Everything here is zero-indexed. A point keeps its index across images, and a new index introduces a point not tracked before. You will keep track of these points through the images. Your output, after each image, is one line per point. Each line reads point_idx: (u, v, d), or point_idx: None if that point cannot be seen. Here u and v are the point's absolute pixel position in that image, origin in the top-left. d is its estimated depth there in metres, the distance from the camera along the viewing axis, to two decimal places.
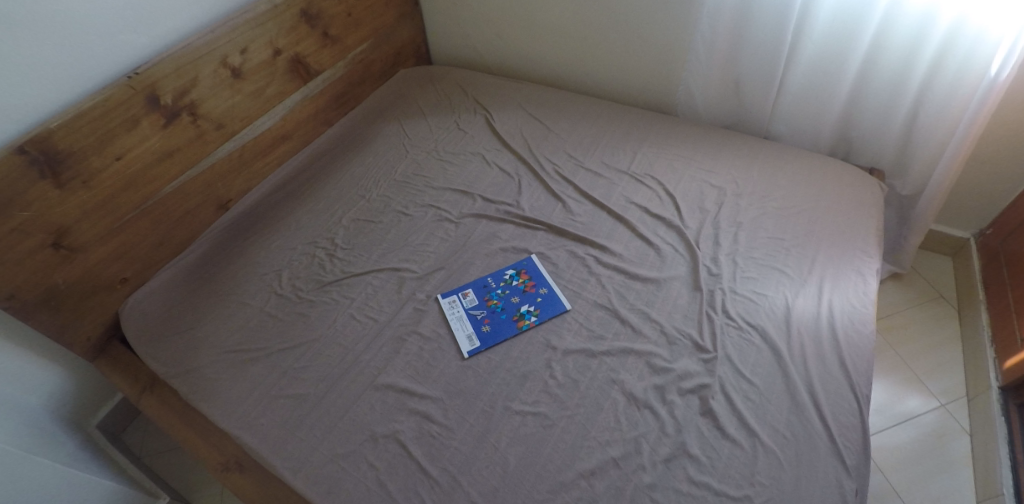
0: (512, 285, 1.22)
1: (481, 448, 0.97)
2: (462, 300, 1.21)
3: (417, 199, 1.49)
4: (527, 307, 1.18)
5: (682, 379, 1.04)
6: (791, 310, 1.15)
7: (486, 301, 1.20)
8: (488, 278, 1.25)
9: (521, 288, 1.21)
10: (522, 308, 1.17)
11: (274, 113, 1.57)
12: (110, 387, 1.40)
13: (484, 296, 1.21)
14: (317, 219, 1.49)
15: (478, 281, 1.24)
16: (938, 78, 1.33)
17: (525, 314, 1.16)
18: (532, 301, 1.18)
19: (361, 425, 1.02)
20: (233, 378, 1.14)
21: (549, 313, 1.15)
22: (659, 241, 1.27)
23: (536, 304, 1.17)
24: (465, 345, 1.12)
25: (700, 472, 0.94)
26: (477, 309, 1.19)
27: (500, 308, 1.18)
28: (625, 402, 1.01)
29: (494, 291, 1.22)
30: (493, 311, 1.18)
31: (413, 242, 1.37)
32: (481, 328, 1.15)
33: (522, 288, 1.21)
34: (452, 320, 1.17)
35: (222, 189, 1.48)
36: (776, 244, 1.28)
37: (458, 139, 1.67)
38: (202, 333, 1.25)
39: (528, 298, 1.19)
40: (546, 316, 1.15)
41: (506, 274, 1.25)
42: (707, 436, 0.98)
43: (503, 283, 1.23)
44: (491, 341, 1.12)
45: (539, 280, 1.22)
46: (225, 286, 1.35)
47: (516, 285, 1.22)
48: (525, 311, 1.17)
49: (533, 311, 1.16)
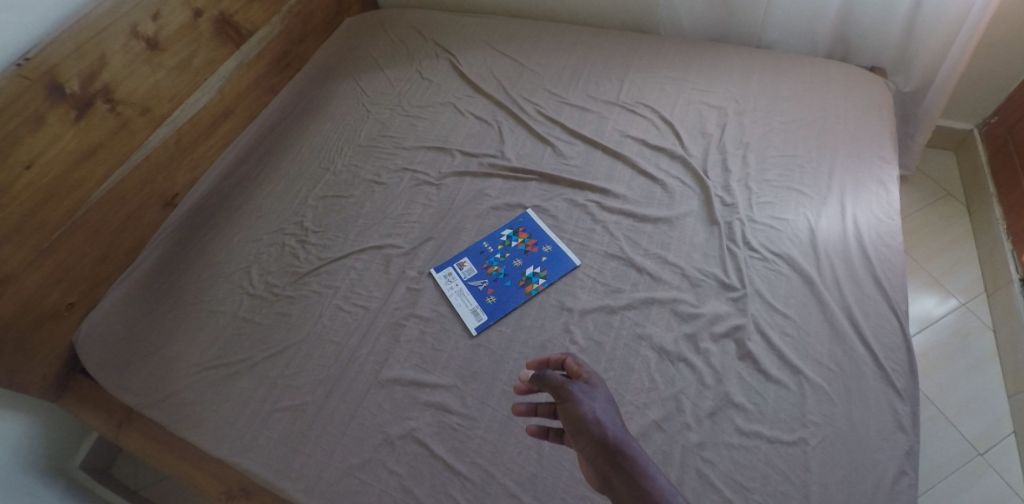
0: (512, 247, 1.10)
1: (510, 433, 0.88)
2: (459, 272, 1.09)
3: (388, 164, 1.33)
4: (533, 268, 1.06)
5: (714, 323, 0.95)
6: (815, 231, 1.06)
7: (486, 269, 1.08)
8: (483, 243, 1.12)
9: (522, 249, 1.09)
10: (527, 271, 1.06)
11: (207, 87, 1.36)
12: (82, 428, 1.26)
13: (483, 263, 1.09)
14: (279, 203, 1.33)
15: (473, 248, 1.12)
16: None
17: (531, 277, 1.05)
18: (537, 261, 1.06)
19: (372, 428, 0.92)
20: (217, 397, 1.02)
21: (558, 272, 1.04)
22: (664, 175, 1.15)
23: (542, 265, 1.06)
24: (472, 321, 1.01)
25: (749, 422, 0.87)
26: (477, 279, 1.07)
27: (503, 274, 1.07)
28: (657, 358, 0.92)
29: (493, 256, 1.10)
30: (495, 280, 1.06)
31: (392, 214, 1.22)
32: (486, 300, 1.04)
33: (523, 249, 1.09)
34: (452, 295, 1.05)
35: (164, 184, 1.29)
36: (789, 161, 1.17)
37: (422, 90, 1.49)
38: (174, 352, 1.11)
39: (531, 259, 1.07)
40: (555, 276, 1.03)
41: (502, 235, 1.12)
42: (749, 381, 0.90)
43: (501, 246, 1.11)
44: (499, 313, 1.01)
45: (540, 237, 1.10)
46: (190, 294, 1.20)
47: (516, 247, 1.10)
48: (531, 274, 1.05)
49: (539, 272, 1.05)
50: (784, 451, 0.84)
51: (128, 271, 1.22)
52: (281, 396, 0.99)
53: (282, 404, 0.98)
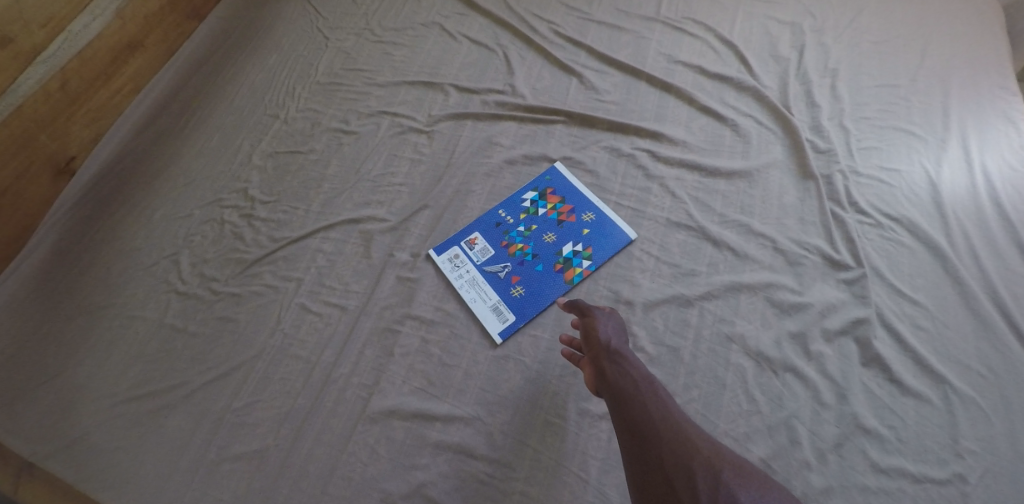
0: (539, 217, 0.82)
1: (562, 486, 0.62)
2: (470, 253, 0.80)
3: (359, 106, 1.00)
4: (572, 246, 0.78)
5: (825, 315, 0.70)
6: (938, 185, 0.80)
7: (507, 248, 0.80)
8: (499, 211, 0.83)
9: (555, 219, 0.81)
10: (565, 250, 0.78)
11: (100, 7, 0.98)
12: None
13: (502, 240, 0.81)
14: (216, 163, 0.99)
15: (486, 219, 0.83)
16: None
17: (571, 259, 0.77)
18: (577, 236, 0.79)
19: (361, 484, 0.65)
20: (141, 441, 0.73)
21: (608, 249, 0.76)
22: (732, 113, 0.87)
23: (586, 240, 0.78)
24: (494, 325, 0.74)
25: (885, 454, 0.63)
26: (497, 263, 0.79)
27: (532, 255, 0.79)
28: (755, 368, 0.67)
29: (515, 230, 0.81)
30: (521, 263, 0.78)
31: (369, 174, 0.91)
32: (512, 293, 0.76)
33: (556, 219, 0.81)
34: (464, 287, 0.78)
35: (53, 144, 0.94)
36: (890, 93, 0.90)
37: (396, 8, 1.14)
38: (82, 378, 0.80)
39: (569, 233, 0.79)
40: (604, 255, 0.76)
41: (525, 200, 0.83)
42: (878, 395, 0.66)
43: (524, 215, 0.82)
44: (532, 312, 0.74)
45: (577, 203, 0.81)
46: (100, 295, 0.88)
47: (545, 216, 0.81)
48: (571, 253, 0.78)
49: (582, 251, 0.77)
50: (936, 495, 0.60)
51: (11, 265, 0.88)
52: (231, 439, 0.71)
53: (234, 451, 0.70)
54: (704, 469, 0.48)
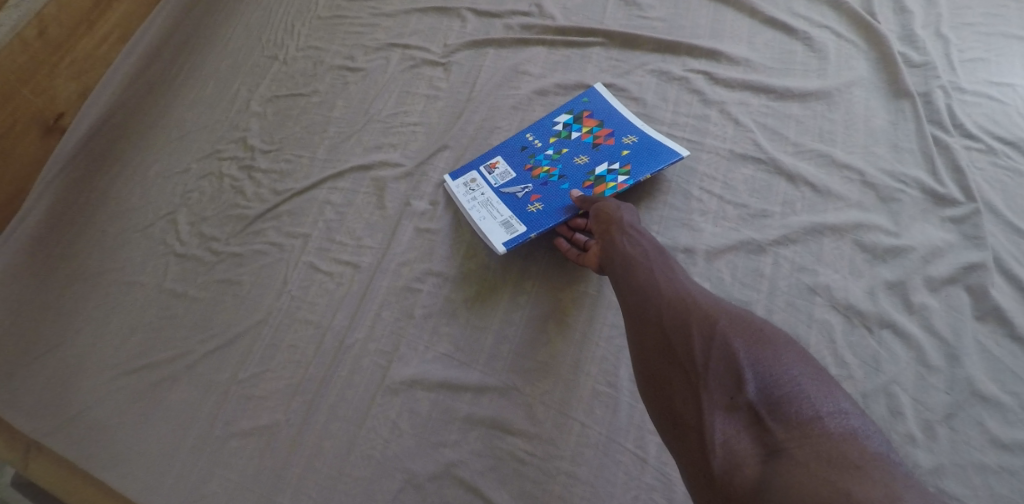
0: (572, 140, 0.69)
1: (614, 466, 0.53)
2: (489, 178, 0.68)
3: (366, 39, 0.88)
4: (608, 166, 0.66)
5: (929, 260, 0.58)
6: None
7: (531, 172, 0.68)
8: (526, 135, 0.71)
9: (590, 142, 0.68)
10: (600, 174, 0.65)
11: None
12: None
13: (526, 163, 0.69)
14: (212, 112, 0.90)
15: (509, 143, 0.71)
16: None
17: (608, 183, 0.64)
18: (615, 157, 0.66)
19: (382, 464, 0.57)
20: (142, 418, 0.66)
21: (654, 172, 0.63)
22: (804, 25, 0.74)
23: (625, 160, 0.65)
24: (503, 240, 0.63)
25: (1012, 426, 0.51)
26: (518, 187, 0.67)
27: (559, 176, 0.67)
28: (844, 325, 0.56)
29: (542, 153, 0.69)
30: (545, 184, 0.66)
31: (379, 113, 0.80)
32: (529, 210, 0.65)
33: (591, 143, 0.68)
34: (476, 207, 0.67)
35: (37, 99, 0.85)
36: None
37: None
38: (80, 350, 0.73)
39: (606, 158, 0.66)
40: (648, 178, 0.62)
41: (556, 123, 0.71)
42: (999, 354, 0.54)
43: (554, 139, 0.70)
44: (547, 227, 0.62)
45: (618, 126, 0.68)
46: (96, 260, 0.81)
47: (579, 140, 0.69)
48: (606, 173, 0.65)
49: (621, 175, 0.64)
50: None
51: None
52: (239, 414, 0.63)
53: (242, 427, 0.62)
54: (699, 320, 0.42)
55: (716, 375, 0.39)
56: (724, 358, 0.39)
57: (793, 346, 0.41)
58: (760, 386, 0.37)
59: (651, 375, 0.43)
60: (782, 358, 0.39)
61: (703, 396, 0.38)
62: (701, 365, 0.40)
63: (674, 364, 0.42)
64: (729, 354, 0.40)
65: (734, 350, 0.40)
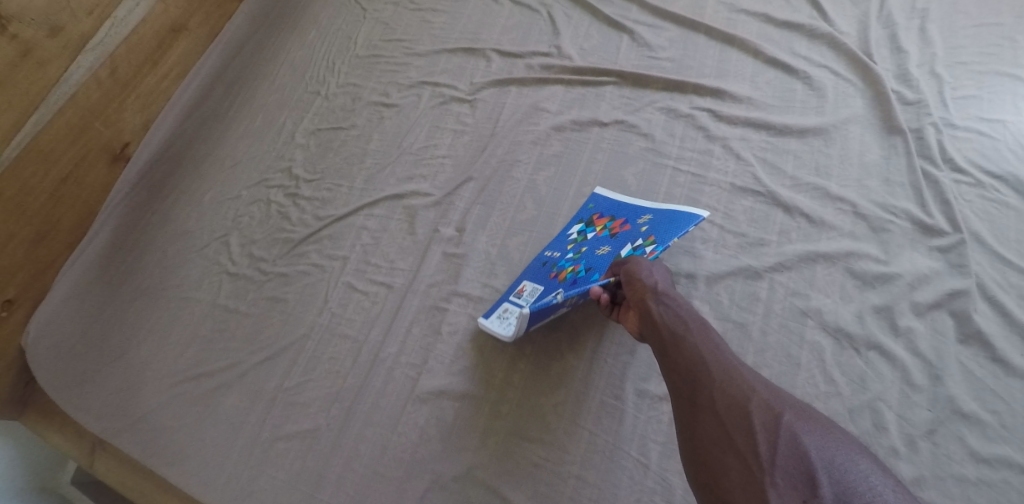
0: (589, 239, 0.68)
1: (619, 472, 0.59)
2: (518, 304, 0.67)
3: (399, 77, 0.97)
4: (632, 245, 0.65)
5: (916, 287, 0.63)
6: None
7: (557, 278, 0.66)
8: (545, 252, 0.71)
9: (608, 236, 0.68)
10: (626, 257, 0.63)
11: None
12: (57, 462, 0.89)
13: (550, 274, 0.67)
14: (260, 144, 0.99)
15: (531, 264, 0.70)
16: None
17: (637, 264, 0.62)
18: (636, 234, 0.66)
19: (412, 465, 0.64)
20: (200, 420, 0.74)
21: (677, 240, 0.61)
22: (803, 64, 0.79)
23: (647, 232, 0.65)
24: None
25: (989, 442, 0.56)
26: (547, 295, 0.64)
27: (586, 273, 0.65)
28: (834, 347, 0.61)
29: (563, 260, 0.68)
30: (574, 283, 0.64)
31: (411, 146, 0.88)
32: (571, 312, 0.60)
33: (609, 235, 0.68)
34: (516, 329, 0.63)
35: (107, 132, 0.98)
36: (991, 34, 0.80)
37: None
38: (144, 359, 0.82)
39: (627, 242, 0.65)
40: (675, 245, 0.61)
41: (571, 232, 0.71)
42: (980, 376, 0.59)
43: (572, 245, 0.69)
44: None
45: (628, 212, 0.69)
46: (157, 277, 0.90)
47: (596, 238, 0.68)
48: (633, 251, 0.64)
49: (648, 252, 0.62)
50: None
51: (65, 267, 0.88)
52: (285, 418, 0.71)
53: (288, 430, 0.70)
54: (761, 407, 0.44)
55: (784, 473, 0.40)
56: (792, 457, 0.40)
57: (860, 450, 0.42)
58: (834, 490, 0.38)
59: (709, 462, 0.43)
60: (853, 461, 0.40)
61: (773, 495, 0.39)
62: (766, 460, 0.41)
63: (736, 456, 0.42)
64: (798, 453, 0.41)
65: (804, 450, 0.41)
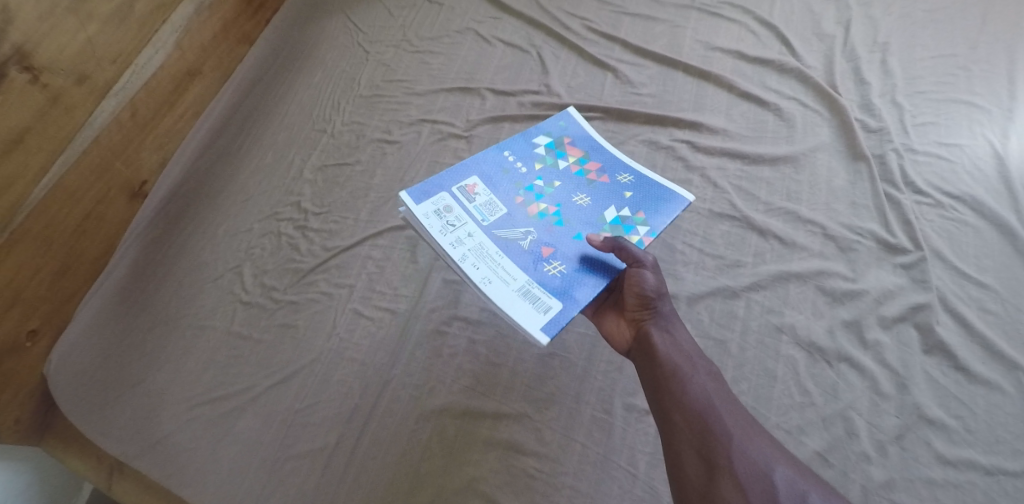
0: (563, 173, 0.77)
1: (609, 482, 0.63)
2: (475, 209, 0.69)
3: (400, 115, 1.04)
4: (617, 212, 0.72)
5: (882, 302, 0.67)
6: (1004, 160, 0.76)
7: (524, 204, 0.72)
8: (506, 158, 0.77)
9: (582, 178, 0.76)
10: (606, 213, 0.72)
11: (161, 40, 1.11)
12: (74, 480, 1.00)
13: (517, 197, 0.73)
14: (270, 180, 1.05)
15: (489, 165, 0.76)
16: None
17: (616, 224, 0.71)
18: (619, 200, 0.74)
19: (417, 480, 0.68)
20: (216, 441, 0.78)
21: (659, 211, 0.71)
22: (774, 97, 0.86)
23: (633, 203, 0.73)
24: (538, 317, 0.59)
25: (954, 446, 0.60)
26: (515, 223, 0.69)
27: (558, 213, 0.71)
28: (806, 360, 0.65)
29: (530, 183, 0.74)
30: (547, 222, 0.70)
31: (412, 180, 0.94)
32: (549, 271, 0.64)
33: (583, 177, 0.76)
34: (471, 250, 0.65)
35: (126, 170, 1.05)
36: (946, 66, 0.86)
37: (432, 19, 1.19)
38: (161, 385, 0.87)
39: (602, 195, 0.74)
40: (657, 217, 0.71)
41: (537, 148, 0.79)
42: (944, 385, 0.63)
43: (540, 169, 0.77)
44: (582, 296, 0.61)
45: (605, 162, 0.79)
46: (173, 307, 0.95)
47: (568, 171, 0.77)
48: (617, 218, 0.71)
49: (629, 216, 0.71)
50: (1013, 487, 0.57)
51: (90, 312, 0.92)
52: (296, 439, 0.75)
53: (299, 449, 0.74)
54: (773, 467, 0.48)
55: None
56: None
57: None
58: None
59: None
60: None
61: None
62: None
63: None
64: None
65: None
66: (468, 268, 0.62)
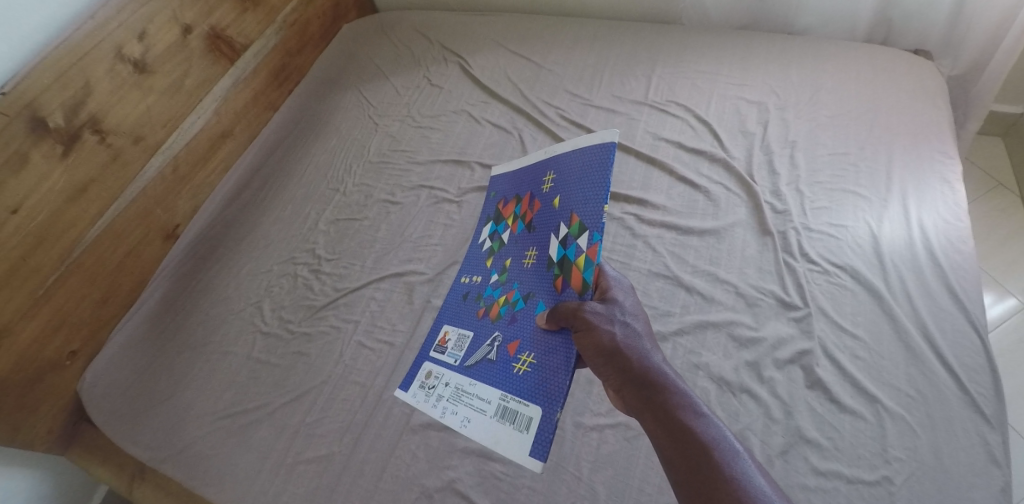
0: (513, 246, 0.87)
1: (561, 483, 0.80)
2: (448, 359, 0.84)
3: (404, 180, 1.25)
4: (558, 237, 0.76)
5: (777, 348, 0.87)
6: (879, 238, 0.96)
7: (489, 315, 0.83)
8: (472, 279, 0.92)
9: (525, 230, 0.85)
10: (552, 248, 0.76)
11: (203, 108, 1.30)
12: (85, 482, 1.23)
13: (480, 314, 0.85)
14: (289, 229, 1.24)
15: (457, 296, 0.93)
16: None
17: (560, 251, 0.74)
18: (555, 213, 0.78)
19: (407, 480, 0.84)
20: (235, 449, 0.93)
21: (585, 197, 0.73)
22: (705, 182, 1.07)
23: (567, 209, 0.75)
24: (523, 435, 0.68)
25: (826, 460, 0.78)
26: (483, 348, 0.80)
27: (516, 298, 0.80)
28: (717, 390, 0.84)
29: (490, 285, 0.87)
30: (507, 322, 0.79)
31: (412, 235, 1.14)
32: (517, 371, 0.72)
33: (525, 227, 0.85)
34: (449, 399, 0.80)
35: (164, 215, 1.23)
36: (841, 161, 1.06)
37: (432, 99, 1.41)
38: (186, 401, 1.02)
39: (545, 230, 0.79)
40: (583, 210, 0.72)
41: (488, 240, 0.94)
42: (821, 412, 0.82)
43: (495, 260, 0.89)
44: (546, 393, 0.68)
45: (538, 193, 0.85)
46: (198, 335, 1.11)
47: (518, 236, 0.87)
48: (562, 247, 0.74)
49: (566, 228, 0.74)
50: (867, 492, 0.75)
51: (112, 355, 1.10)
52: (305, 446, 0.91)
53: (307, 456, 0.90)
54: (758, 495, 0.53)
55: None
56: None
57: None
58: None
59: None
60: None
61: None
62: None
63: None
64: None
65: None
66: (450, 418, 0.77)
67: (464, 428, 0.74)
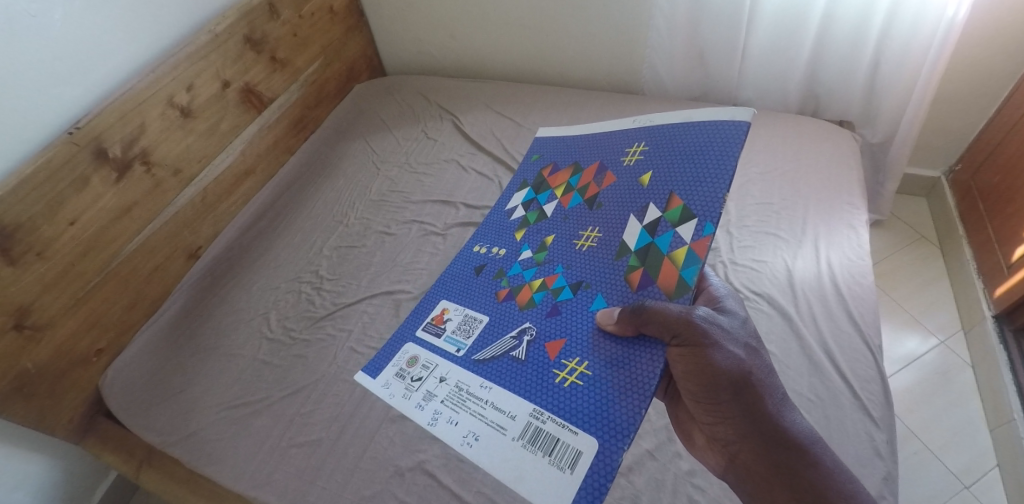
0: (562, 221, 0.92)
1: None
2: (457, 347, 0.84)
3: (398, 216, 1.46)
4: (648, 222, 0.78)
5: None
6: (792, 272, 1.15)
7: (519, 302, 0.85)
8: (496, 253, 0.97)
9: (586, 200, 0.91)
10: (635, 229, 0.79)
11: (232, 148, 1.51)
12: (91, 475, 1.36)
13: (501, 297, 0.88)
14: (297, 253, 1.43)
15: (472, 267, 0.98)
16: (892, 38, 1.38)
17: (648, 237, 0.76)
18: (643, 190, 0.82)
19: (383, 461, 0.98)
20: (237, 435, 1.07)
21: (698, 178, 0.74)
22: None
23: (664, 188, 0.78)
24: (569, 474, 0.67)
25: None
26: (507, 343, 0.80)
27: (559, 285, 0.83)
28: None
29: (518, 265, 0.91)
30: (547, 315, 0.81)
31: (402, 261, 1.33)
32: (563, 382, 0.73)
33: (584, 197, 0.92)
34: (449, 402, 0.79)
35: (189, 237, 1.42)
36: (766, 209, 1.27)
37: (428, 150, 1.64)
38: (196, 395, 1.16)
39: (625, 203, 0.83)
40: (688, 195, 0.74)
41: (533, 206, 1.01)
42: None
43: (529, 233, 0.96)
44: (602, 421, 0.68)
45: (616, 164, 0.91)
46: (211, 340, 1.26)
47: (575, 203, 0.92)
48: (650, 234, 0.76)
49: (660, 211, 0.76)
50: None
51: (128, 353, 1.25)
52: (297, 433, 1.05)
53: (299, 440, 1.04)
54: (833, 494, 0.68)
55: None
56: None
57: None
58: None
59: None
60: None
61: None
62: None
63: None
64: None
65: None
66: (453, 426, 0.76)
67: (471, 443, 0.74)
